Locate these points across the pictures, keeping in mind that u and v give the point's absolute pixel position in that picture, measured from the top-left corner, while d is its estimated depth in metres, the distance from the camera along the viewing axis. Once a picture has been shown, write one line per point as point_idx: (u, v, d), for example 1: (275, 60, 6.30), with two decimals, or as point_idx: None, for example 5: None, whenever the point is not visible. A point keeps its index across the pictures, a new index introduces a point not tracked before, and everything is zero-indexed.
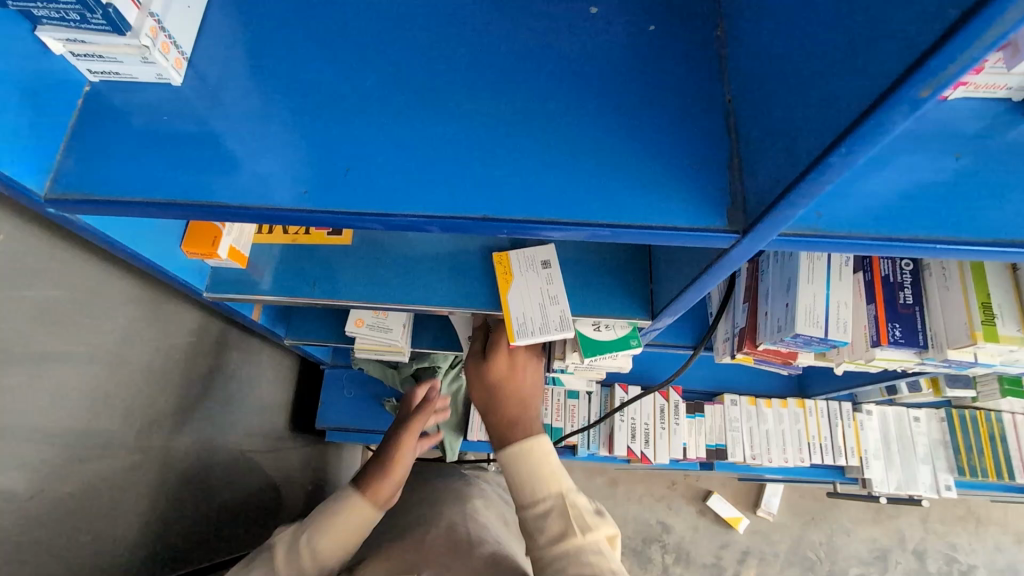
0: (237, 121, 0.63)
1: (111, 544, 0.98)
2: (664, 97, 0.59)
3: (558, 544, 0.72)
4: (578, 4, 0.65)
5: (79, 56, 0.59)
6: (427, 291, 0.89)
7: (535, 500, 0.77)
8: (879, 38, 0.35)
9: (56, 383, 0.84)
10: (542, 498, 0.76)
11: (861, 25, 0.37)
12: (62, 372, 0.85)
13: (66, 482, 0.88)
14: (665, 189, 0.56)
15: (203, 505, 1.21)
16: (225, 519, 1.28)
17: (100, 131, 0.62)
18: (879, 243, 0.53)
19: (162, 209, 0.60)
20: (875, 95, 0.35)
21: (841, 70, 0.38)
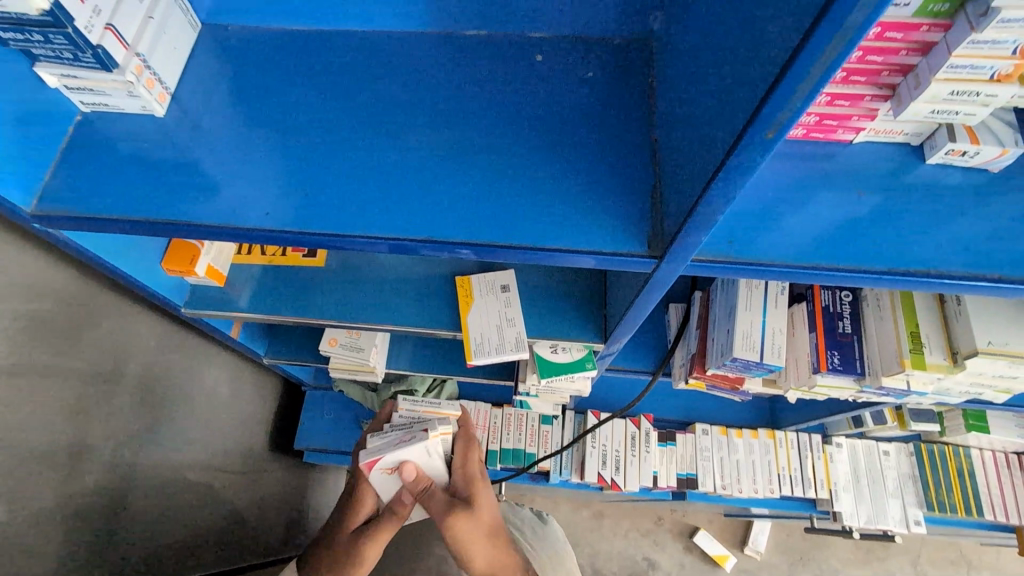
0: (212, 149, 0.69)
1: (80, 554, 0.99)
2: (598, 136, 0.65)
3: None
4: (525, 52, 0.72)
5: (71, 89, 0.66)
6: (394, 313, 0.93)
7: None
8: (742, 89, 0.40)
9: (36, 391, 0.88)
10: None
11: (734, 78, 0.42)
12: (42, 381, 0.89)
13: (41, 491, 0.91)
14: (595, 218, 0.61)
15: (172, 522, 1.21)
16: (194, 539, 1.27)
17: (87, 155, 0.68)
18: (788, 270, 0.57)
19: (138, 226, 0.66)
20: (735, 138, 0.40)
21: (721, 115, 0.44)
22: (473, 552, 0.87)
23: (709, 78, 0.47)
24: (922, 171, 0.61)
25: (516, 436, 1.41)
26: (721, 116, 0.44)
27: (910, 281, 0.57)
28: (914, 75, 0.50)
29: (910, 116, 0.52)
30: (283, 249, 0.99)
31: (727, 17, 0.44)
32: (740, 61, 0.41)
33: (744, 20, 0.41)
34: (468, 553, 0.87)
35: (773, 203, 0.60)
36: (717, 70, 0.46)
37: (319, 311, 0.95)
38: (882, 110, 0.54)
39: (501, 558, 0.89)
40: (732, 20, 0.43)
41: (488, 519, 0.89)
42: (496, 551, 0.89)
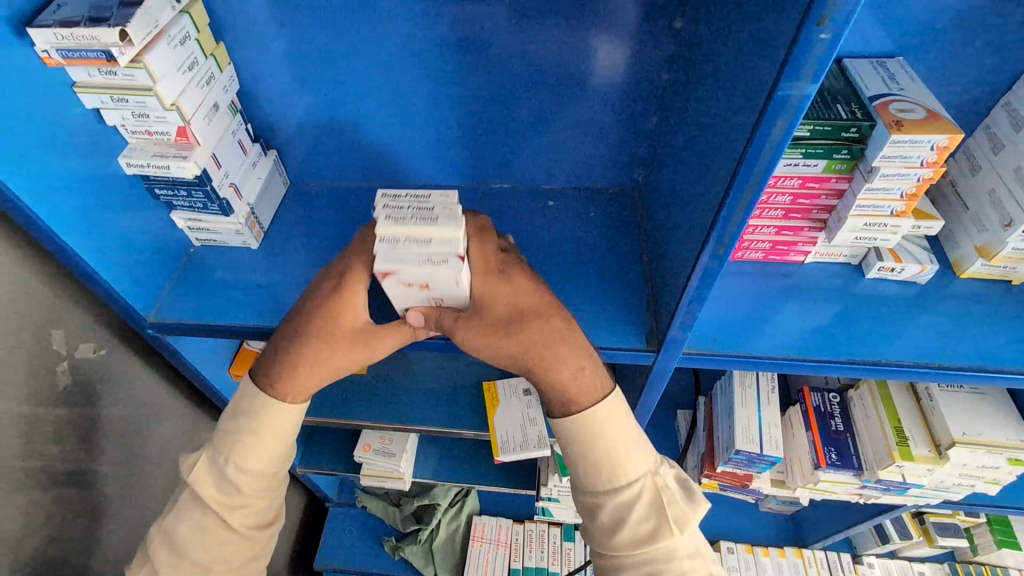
0: (292, 271, 0.86)
1: None
2: (601, 259, 0.81)
3: (648, 546, 0.58)
4: (540, 199, 0.91)
5: (193, 229, 0.85)
6: (427, 415, 1.04)
7: (619, 485, 0.58)
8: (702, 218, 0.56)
9: None
10: (626, 484, 0.58)
11: (694, 211, 0.58)
12: None
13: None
14: (602, 321, 0.74)
15: None
16: None
17: (196, 277, 0.86)
18: (766, 360, 0.69)
19: (227, 332, 0.81)
20: (698, 250, 0.55)
21: (689, 237, 0.60)
22: (605, 423, 0.59)
23: (679, 212, 0.64)
24: (867, 282, 0.75)
25: (538, 554, 1.42)
26: (688, 236, 0.60)
27: (867, 370, 0.68)
28: (835, 212, 0.66)
29: (841, 242, 0.67)
30: None
31: (688, 171, 0.62)
32: (697, 200, 0.58)
33: (697, 174, 0.58)
34: (596, 436, 0.59)
35: (747, 308, 0.74)
36: (684, 204, 0.62)
37: (360, 414, 1.06)
38: (820, 239, 0.69)
39: (632, 448, 0.59)
40: (690, 174, 0.61)
41: (509, 310, 0.58)
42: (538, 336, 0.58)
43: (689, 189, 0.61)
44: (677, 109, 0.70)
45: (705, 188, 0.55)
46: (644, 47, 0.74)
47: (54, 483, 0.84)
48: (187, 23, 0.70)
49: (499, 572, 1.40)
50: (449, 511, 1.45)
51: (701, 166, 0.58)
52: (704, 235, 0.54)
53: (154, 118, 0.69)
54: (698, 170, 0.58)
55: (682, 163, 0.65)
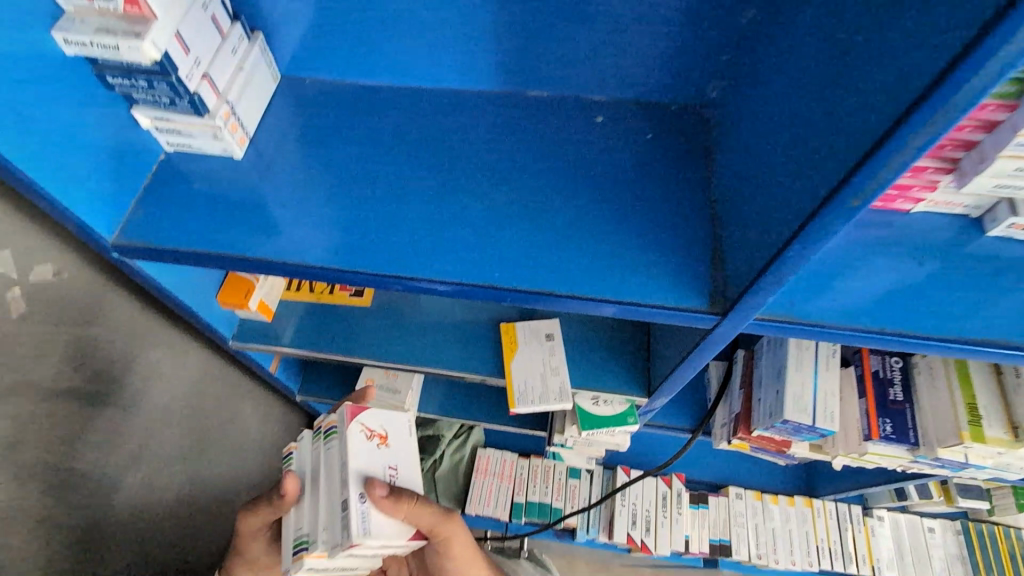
0: (283, 189, 0.72)
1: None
2: (657, 194, 0.67)
3: None
4: (586, 112, 0.75)
5: (161, 130, 0.70)
6: (438, 356, 0.95)
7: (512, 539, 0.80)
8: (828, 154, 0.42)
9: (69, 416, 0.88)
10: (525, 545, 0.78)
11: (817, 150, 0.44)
12: (70, 406, 0.88)
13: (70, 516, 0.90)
14: (654, 273, 0.62)
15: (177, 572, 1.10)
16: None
17: (168, 191, 0.72)
18: (849, 333, 0.57)
19: (207, 260, 0.69)
20: (818, 199, 0.42)
21: (802, 182, 0.46)
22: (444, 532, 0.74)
23: (784, 147, 0.50)
24: (982, 242, 0.62)
25: (542, 489, 1.39)
26: (798, 181, 0.46)
27: (971, 351, 0.57)
28: (977, 151, 0.52)
29: (975, 187, 0.54)
30: (331, 287, 1.01)
31: (807, 92, 0.47)
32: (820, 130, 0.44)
33: (825, 96, 0.43)
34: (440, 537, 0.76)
35: (830, 265, 0.61)
36: (797, 138, 0.48)
37: (364, 351, 0.97)
38: (944, 182, 0.56)
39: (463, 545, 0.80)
40: (813, 97, 0.46)
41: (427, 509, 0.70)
42: (429, 510, 0.71)
43: (808, 116, 0.46)
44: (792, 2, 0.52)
45: (843, 117, 0.41)
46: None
47: None
48: None
49: (501, 504, 1.38)
50: (454, 442, 1.41)
51: (834, 84, 0.42)
52: (833, 183, 0.41)
53: None
54: (826, 91, 0.43)
55: (797, 80, 0.49)
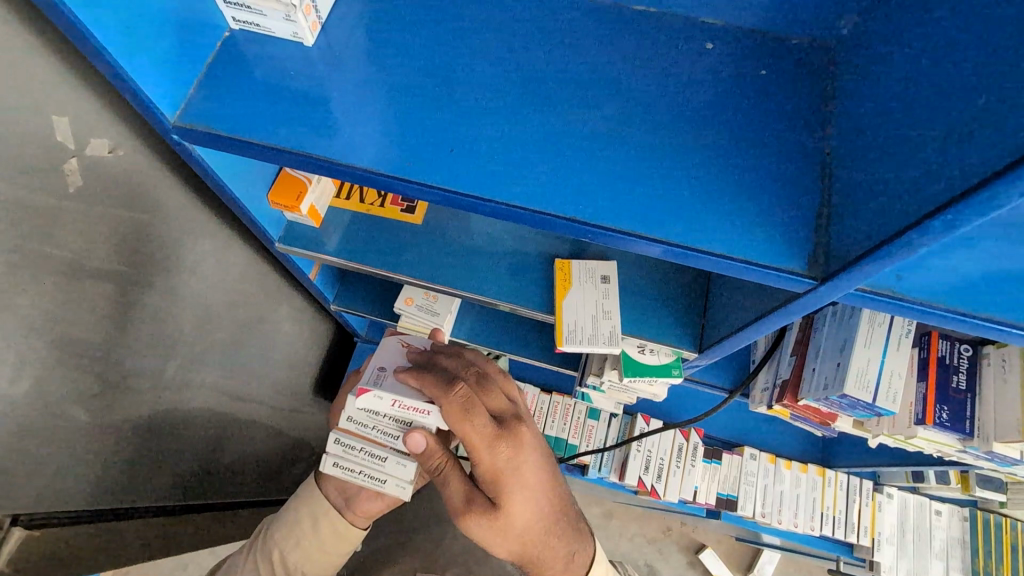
0: (353, 85, 0.67)
1: (130, 474, 0.93)
2: (764, 139, 0.61)
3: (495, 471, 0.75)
4: (694, 37, 0.67)
5: (229, 3, 0.64)
6: (486, 283, 0.92)
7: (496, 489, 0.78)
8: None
9: None
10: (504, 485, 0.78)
11: (1013, 106, 0.38)
12: None
13: (131, 404, 0.89)
14: (750, 225, 0.58)
15: (213, 454, 1.15)
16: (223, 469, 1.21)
17: (232, 73, 0.67)
18: (953, 316, 0.54)
19: (272, 153, 0.65)
20: (1005, 164, 0.37)
21: (976, 145, 0.41)
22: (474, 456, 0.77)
23: (956, 101, 0.43)
24: None
25: (561, 425, 1.40)
26: (979, 140, 0.40)
27: None
28: None
29: None
30: (382, 200, 0.98)
31: (1010, 31, 0.40)
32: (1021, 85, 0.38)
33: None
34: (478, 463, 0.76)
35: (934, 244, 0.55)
36: (977, 92, 0.42)
37: (410, 268, 0.94)
38: None
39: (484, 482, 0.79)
40: (1014, 43, 0.39)
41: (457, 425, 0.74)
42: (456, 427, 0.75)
43: (1005, 64, 0.40)
44: None
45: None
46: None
47: (83, 294, 0.75)
48: None
49: None
50: None
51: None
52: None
53: None
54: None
55: (993, 21, 0.42)
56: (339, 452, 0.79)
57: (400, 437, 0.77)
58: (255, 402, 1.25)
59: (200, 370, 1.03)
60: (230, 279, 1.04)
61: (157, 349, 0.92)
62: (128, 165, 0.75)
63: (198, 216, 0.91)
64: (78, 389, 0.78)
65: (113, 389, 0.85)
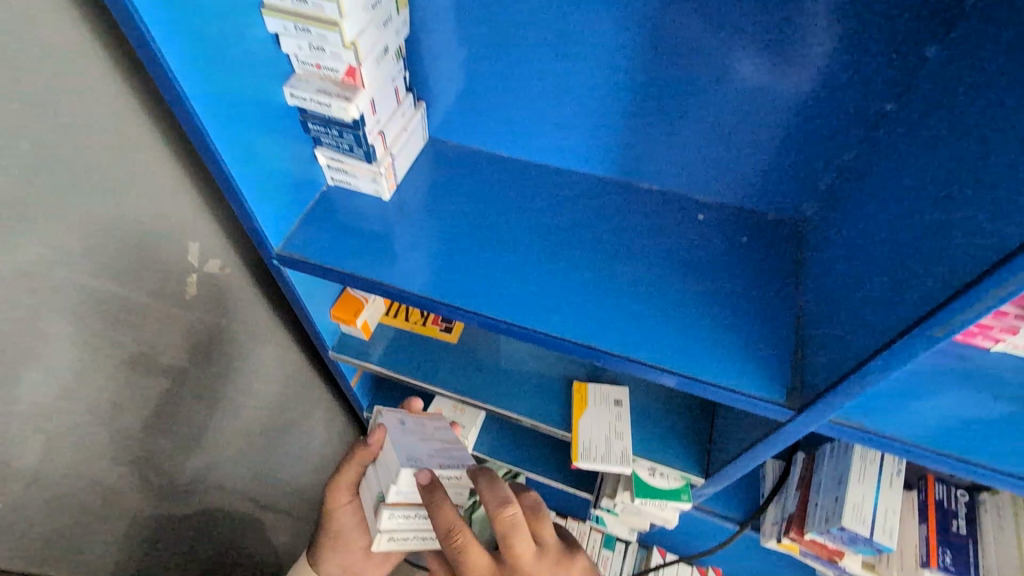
0: (416, 230, 0.84)
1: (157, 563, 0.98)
2: (746, 291, 0.74)
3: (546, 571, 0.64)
4: (689, 209, 0.84)
5: (331, 168, 0.85)
6: (510, 399, 1.02)
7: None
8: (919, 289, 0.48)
9: None
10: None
11: (910, 280, 0.50)
12: None
13: (174, 490, 0.98)
14: (736, 361, 0.69)
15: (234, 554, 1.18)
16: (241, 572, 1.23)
17: (325, 217, 0.86)
18: (921, 451, 0.62)
19: (348, 279, 0.81)
20: (906, 325, 0.48)
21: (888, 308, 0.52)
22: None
23: (878, 272, 0.56)
24: None
25: None
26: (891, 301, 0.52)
27: None
28: None
29: None
30: (424, 319, 1.12)
31: (906, 226, 0.53)
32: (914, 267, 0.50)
33: (922, 237, 0.50)
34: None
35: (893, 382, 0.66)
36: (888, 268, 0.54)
37: (443, 381, 1.06)
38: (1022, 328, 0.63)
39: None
40: (908, 236, 0.52)
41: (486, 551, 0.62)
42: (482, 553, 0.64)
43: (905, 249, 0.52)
44: (898, 151, 0.60)
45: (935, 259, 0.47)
46: (884, 76, 0.62)
47: (167, 388, 0.87)
48: None
49: None
50: None
51: (932, 228, 0.48)
52: (924, 312, 0.47)
53: (329, 53, 0.65)
54: (927, 231, 0.50)
55: (894, 217, 0.55)
56: (391, 526, 0.65)
57: None
58: (276, 500, 1.30)
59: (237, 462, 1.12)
60: (281, 382, 1.16)
61: (208, 441, 1.02)
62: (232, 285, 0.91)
63: (271, 327, 1.06)
64: (136, 470, 0.88)
65: (163, 473, 0.94)
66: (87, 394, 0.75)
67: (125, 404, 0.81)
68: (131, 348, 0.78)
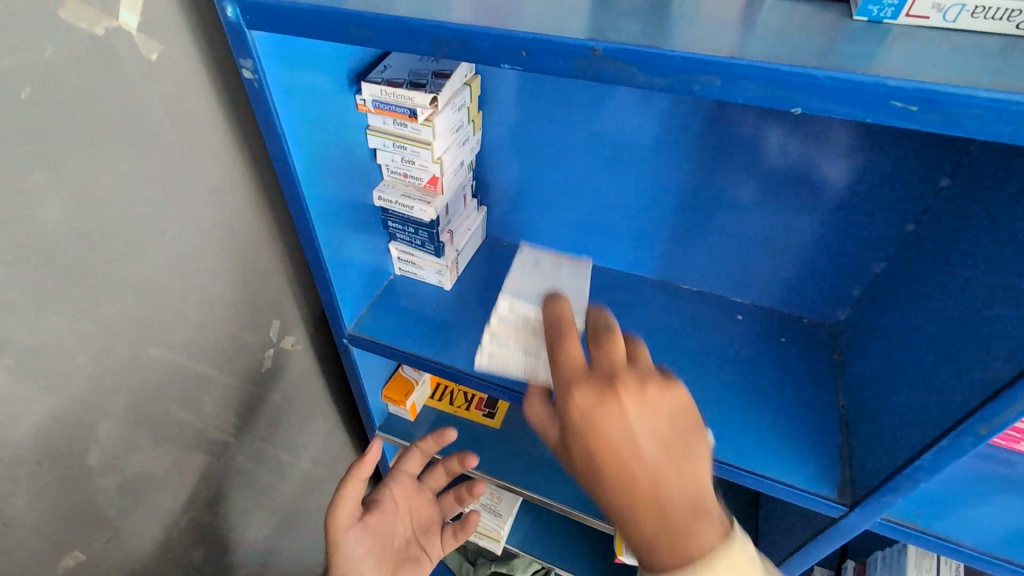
0: (475, 318, 0.92)
1: None
2: (787, 388, 0.78)
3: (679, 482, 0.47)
4: (728, 308, 0.90)
5: (401, 259, 0.94)
6: (550, 489, 1.03)
7: None
8: (953, 387, 0.52)
9: None
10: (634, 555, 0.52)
11: (943, 378, 0.54)
12: None
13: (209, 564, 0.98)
14: (785, 454, 0.71)
15: None
16: None
17: (391, 303, 0.94)
18: (979, 555, 0.62)
19: (409, 359, 0.87)
20: (946, 423, 0.51)
21: (929, 405, 0.55)
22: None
23: (913, 371, 0.60)
24: None
25: None
26: (928, 401, 0.55)
27: None
28: None
29: None
30: (468, 404, 1.16)
31: (937, 330, 0.58)
32: (945, 366, 0.54)
33: (956, 342, 0.54)
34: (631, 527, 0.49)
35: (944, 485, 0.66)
36: (923, 368, 0.58)
37: (483, 466, 1.07)
38: None
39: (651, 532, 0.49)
40: (939, 339, 0.57)
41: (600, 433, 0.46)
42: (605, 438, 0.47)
43: (938, 350, 0.57)
44: (923, 263, 0.66)
45: (968, 363, 0.51)
46: (905, 199, 0.70)
47: (222, 457, 0.92)
48: (466, 94, 0.76)
49: None
50: None
51: (964, 333, 0.53)
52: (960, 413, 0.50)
53: (418, 165, 0.77)
54: (956, 335, 0.54)
55: (927, 322, 0.60)
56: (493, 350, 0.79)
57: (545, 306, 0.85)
58: None
59: (271, 540, 1.12)
60: (323, 461, 1.19)
61: (249, 515, 1.04)
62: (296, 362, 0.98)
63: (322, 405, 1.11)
64: (181, 540, 0.90)
65: (205, 546, 0.96)
66: (156, 458, 0.80)
67: (184, 470, 0.85)
68: (202, 413, 0.83)
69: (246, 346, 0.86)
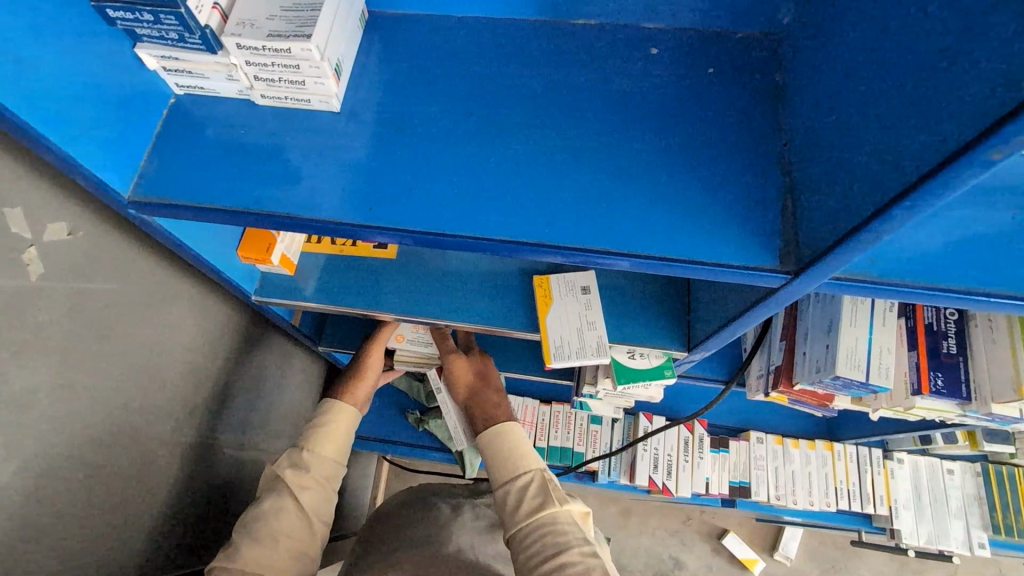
0: (308, 134, 0.66)
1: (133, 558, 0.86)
2: (720, 137, 0.62)
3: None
4: (638, 44, 0.68)
5: (170, 70, 0.64)
6: (468, 306, 0.91)
7: None
8: (971, 95, 0.37)
9: None
10: None
11: (952, 84, 0.39)
12: None
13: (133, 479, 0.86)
14: (724, 224, 0.58)
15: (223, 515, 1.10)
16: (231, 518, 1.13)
17: (182, 138, 0.66)
18: (919, 291, 0.54)
19: (226, 216, 0.64)
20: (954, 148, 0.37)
21: (928, 126, 0.40)
22: None
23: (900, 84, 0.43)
24: None
25: (564, 435, 1.39)
26: (916, 128, 0.42)
27: None
28: None
29: None
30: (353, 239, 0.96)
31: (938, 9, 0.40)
32: (956, 63, 0.38)
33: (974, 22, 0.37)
34: None
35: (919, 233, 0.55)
36: (918, 70, 0.42)
37: (387, 305, 0.92)
38: None
39: None
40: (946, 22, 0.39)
41: None
42: None
43: (939, 44, 0.40)
44: None
45: (991, 58, 0.36)
46: None
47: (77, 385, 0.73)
48: None
49: None
50: None
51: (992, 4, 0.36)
52: (965, 141, 0.37)
53: None
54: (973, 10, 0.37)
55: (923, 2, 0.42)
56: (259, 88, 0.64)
57: (300, 66, 0.59)
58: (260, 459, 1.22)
59: (205, 439, 1.01)
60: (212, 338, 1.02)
61: (164, 427, 0.89)
62: (111, 252, 0.73)
63: (187, 287, 0.89)
64: (89, 488, 0.77)
65: (123, 479, 0.83)
66: None
67: (35, 420, 0.67)
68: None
69: (5, 256, 0.60)
